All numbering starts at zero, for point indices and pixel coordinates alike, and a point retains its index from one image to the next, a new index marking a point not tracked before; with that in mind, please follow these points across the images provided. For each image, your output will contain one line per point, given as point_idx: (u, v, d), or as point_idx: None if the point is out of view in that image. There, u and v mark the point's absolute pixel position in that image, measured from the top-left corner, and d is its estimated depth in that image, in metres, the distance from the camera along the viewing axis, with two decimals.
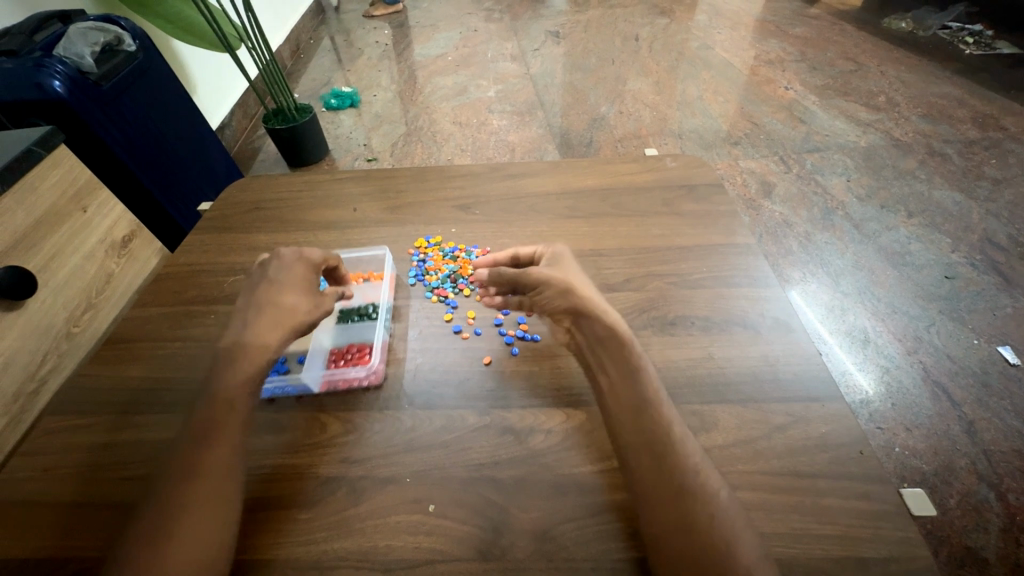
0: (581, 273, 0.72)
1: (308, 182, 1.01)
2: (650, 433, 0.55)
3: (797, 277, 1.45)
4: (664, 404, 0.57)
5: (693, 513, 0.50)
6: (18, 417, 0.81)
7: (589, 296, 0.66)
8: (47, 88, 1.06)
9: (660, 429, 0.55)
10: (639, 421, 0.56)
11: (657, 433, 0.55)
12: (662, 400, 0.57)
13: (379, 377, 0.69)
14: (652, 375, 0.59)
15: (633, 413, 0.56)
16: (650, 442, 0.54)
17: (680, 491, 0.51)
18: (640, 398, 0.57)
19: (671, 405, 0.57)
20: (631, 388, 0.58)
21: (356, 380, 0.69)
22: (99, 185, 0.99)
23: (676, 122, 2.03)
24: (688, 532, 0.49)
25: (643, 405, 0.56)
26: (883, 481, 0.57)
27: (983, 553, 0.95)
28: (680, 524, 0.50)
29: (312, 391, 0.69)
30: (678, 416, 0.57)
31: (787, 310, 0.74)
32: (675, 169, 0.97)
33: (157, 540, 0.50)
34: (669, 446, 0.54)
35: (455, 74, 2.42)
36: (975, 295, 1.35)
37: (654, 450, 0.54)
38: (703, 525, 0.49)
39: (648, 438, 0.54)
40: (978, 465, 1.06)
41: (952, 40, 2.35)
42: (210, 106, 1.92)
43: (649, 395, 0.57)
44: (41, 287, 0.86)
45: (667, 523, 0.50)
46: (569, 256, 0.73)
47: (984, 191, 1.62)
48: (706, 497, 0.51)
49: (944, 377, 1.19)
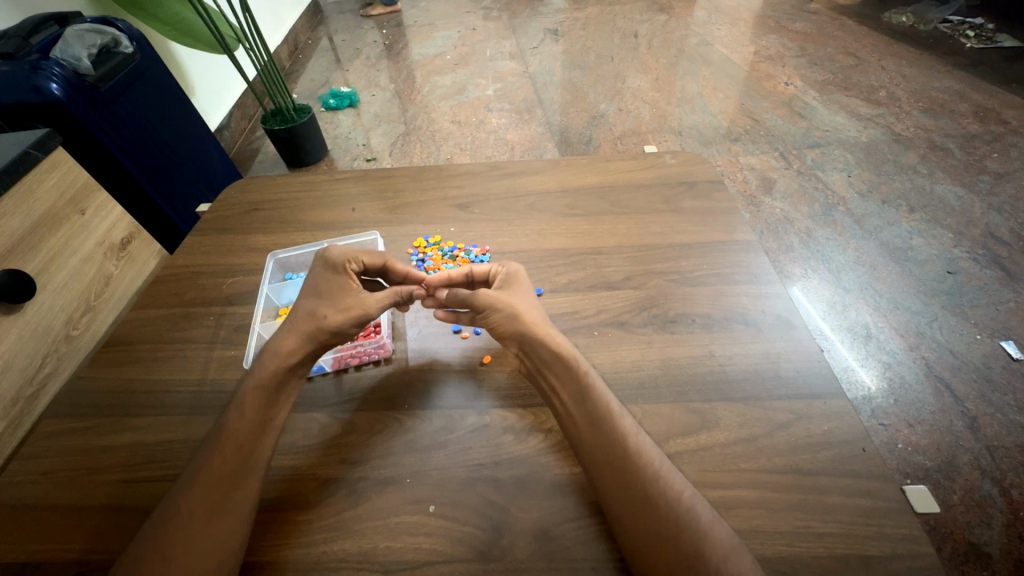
0: (531, 294, 0.71)
1: (306, 183, 1.01)
2: (611, 440, 0.55)
3: (798, 274, 1.44)
4: (619, 413, 0.57)
5: (661, 516, 0.50)
6: (17, 420, 0.81)
7: (537, 318, 0.66)
8: (44, 91, 1.05)
9: (619, 436, 0.55)
10: (597, 431, 0.56)
11: (615, 439, 0.55)
12: (618, 409, 0.58)
13: (388, 349, 0.72)
14: (604, 389, 0.59)
15: (590, 426, 0.56)
16: (610, 450, 0.54)
17: (646, 495, 0.51)
18: (596, 410, 0.57)
19: (624, 414, 0.57)
20: (586, 403, 0.58)
21: (366, 353, 0.71)
22: (97, 187, 0.98)
23: (676, 119, 2.03)
24: (660, 537, 0.49)
25: (597, 415, 0.57)
26: (886, 478, 0.56)
27: (987, 549, 0.95)
28: (651, 531, 0.50)
29: (323, 370, 0.70)
30: (635, 423, 0.57)
31: (787, 306, 0.73)
32: (675, 165, 0.97)
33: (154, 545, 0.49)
34: (630, 450, 0.54)
35: (454, 73, 2.41)
36: (977, 290, 1.34)
37: (616, 459, 0.54)
38: (673, 529, 0.49)
39: (614, 446, 0.55)
40: (982, 461, 1.05)
41: (952, 33, 2.34)
42: (209, 108, 1.92)
43: (604, 405, 0.57)
44: (40, 290, 0.86)
45: (638, 530, 0.50)
46: (521, 274, 0.72)
47: (986, 185, 1.61)
48: (675, 498, 0.51)
49: (947, 373, 1.19)
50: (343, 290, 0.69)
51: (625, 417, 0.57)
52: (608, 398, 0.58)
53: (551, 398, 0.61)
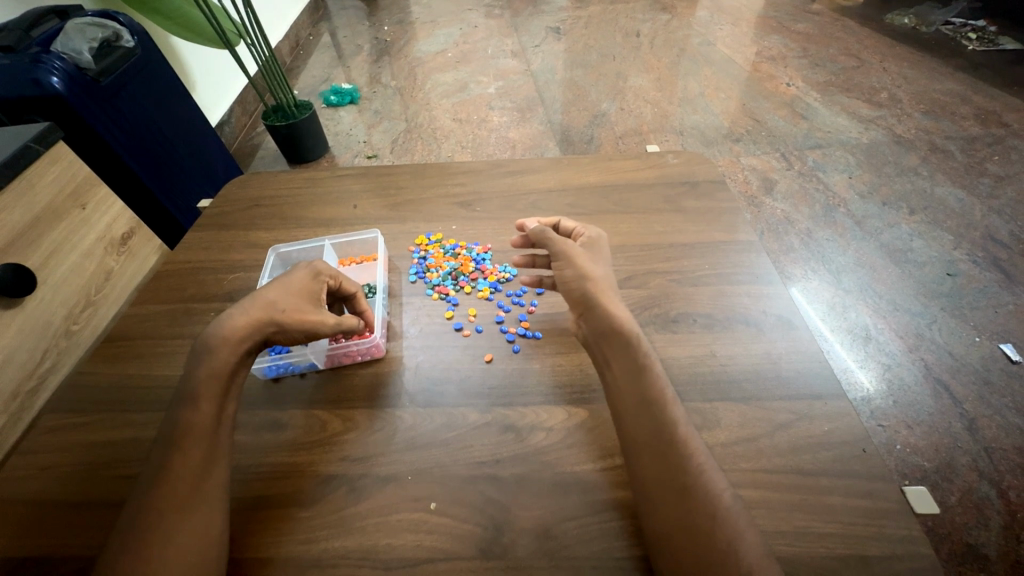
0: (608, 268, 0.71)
1: (307, 179, 1.01)
2: (653, 431, 0.55)
3: (798, 274, 1.44)
4: (672, 401, 0.57)
5: (687, 515, 0.50)
6: (16, 415, 0.81)
7: (609, 288, 0.66)
8: (45, 84, 1.05)
9: (665, 425, 0.55)
10: (641, 419, 0.56)
11: (659, 431, 0.54)
12: (671, 396, 0.57)
13: (381, 349, 0.71)
14: (658, 371, 0.59)
15: (637, 409, 0.56)
16: (652, 440, 0.54)
17: (675, 492, 0.51)
18: (647, 394, 0.57)
19: (676, 402, 0.57)
20: (638, 383, 0.58)
21: (359, 353, 0.70)
22: (97, 182, 0.98)
23: (678, 119, 2.02)
24: (693, 529, 0.49)
25: (646, 400, 0.56)
26: (886, 479, 0.57)
27: (984, 550, 0.95)
28: (684, 522, 0.50)
29: (316, 368, 0.70)
30: (685, 414, 0.56)
31: (788, 307, 0.73)
32: (677, 165, 0.97)
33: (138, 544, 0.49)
34: (670, 443, 0.54)
35: (455, 70, 2.41)
36: (977, 292, 1.35)
37: (655, 449, 0.54)
38: (699, 527, 0.49)
39: (658, 435, 0.54)
40: (979, 462, 1.05)
41: (954, 35, 2.34)
42: (210, 103, 1.91)
43: (658, 389, 0.57)
44: (40, 285, 0.86)
45: (665, 525, 0.50)
46: (605, 251, 0.72)
47: (986, 188, 1.62)
48: (703, 496, 0.51)
49: (946, 374, 1.19)
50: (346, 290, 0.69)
51: (677, 405, 0.57)
52: (663, 385, 0.58)
53: (602, 370, 0.61)
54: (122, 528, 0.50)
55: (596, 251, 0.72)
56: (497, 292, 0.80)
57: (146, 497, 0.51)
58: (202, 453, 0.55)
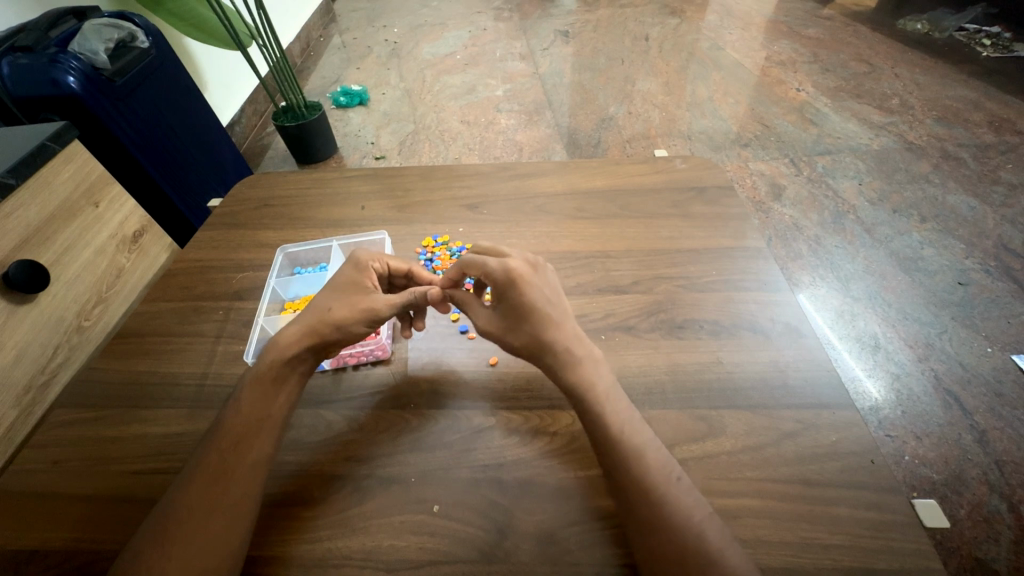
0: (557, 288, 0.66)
1: (317, 180, 1.01)
2: (617, 459, 0.54)
3: (806, 281, 1.43)
4: (633, 429, 0.56)
5: (662, 539, 0.50)
6: (28, 410, 0.82)
7: (558, 327, 0.62)
8: (62, 83, 1.07)
9: (629, 455, 0.54)
10: (603, 449, 0.55)
11: (623, 459, 0.54)
12: (631, 424, 0.56)
13: (387, 352, 0.72)
14: None
15: (600, 441, 0.56)
16: (620, 468, 0.53)
17: (654, 516, 0.51)
18: (604, 428, 0.56)
19: (642, 431, 0.56)
20: (595, 417, 0.57)
21: (366, 353, 0.71)
22: (111, 181, 1.00)
23: (686, 123, 2.02)
24: (662, 556, 0.49)
25: (602, 434, 0.56)
26: (895, 491, 0.56)
27: (994, 564, 0.94)
28: (655, 550, 0.49)
29: (321, 367, 0.71)
30: (650, 437, 0.56)
31: (797, 315, 0.73)
32: (685, 170, 0.97)
33: (159, 537, 0.50)
34: (637, 473, 0.53)
35: (464, 73, 2.42)
36: (989, 302, 1.33)
37: (625, 476, 0.53)
38: (682, 545, 0.49)
39: (620, 464, 0.54)
40: (990, 475, 1.04)
41: (968, 42, 2.32)
42: (221, 103, 1.93)
43: (613, 423, 0.56)
44: (54, 281, 0.87)
45: (652, 548, 0.50)
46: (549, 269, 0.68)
47: (1000, 196, 1.60)
48: (681, 519, 0.50)
49: (956, 385, 1.17)
50: (344, 275, 0.68)
51: (642, 431, 0.56)
52: (622, 414, 0.57)
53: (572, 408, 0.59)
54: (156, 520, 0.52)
55: (539, 273, 0.66)
56: None
57: (179, 491, 0.53)
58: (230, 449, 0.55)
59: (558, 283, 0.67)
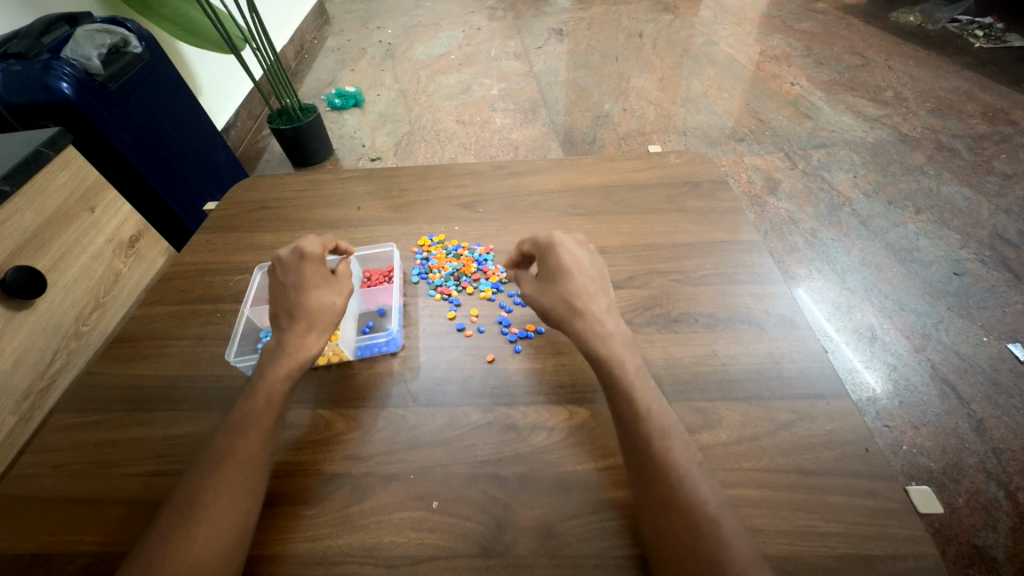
0: (596, 266, 0.68)
1: (312, 181, 1.02)
2: (641, 439, 0.54)
3: (802, 275, 1.43)
4: (658, 408, 0.57)
5: (678, 520, 0.50)
6: (26, 416, 0.82)
7: (590, 300, 0.64)
8: (55, 90, 1.07)
9: (654, 435, 0.54)
10: (628, 428, 0.56)
11: (651, 439, 0.54)
12: (658, 404, 0.57)
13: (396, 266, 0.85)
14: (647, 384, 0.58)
15: (623, 420, 0.56)
16: (643, 448, 0.54)
17: (673, 497, 0.51)
18: (632, 405, 0.56)
19: (668, 412, 0.57)
20: (621, 394, 0.57)
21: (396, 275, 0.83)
22: (106, 186, 1.00)
23: (681, 119, 2.02)
24: (675, 537, 0.49)
25: (629, 412, 0.56)
26: (890, 479, 0.56)
27: (992, 552, 0.94)
28: (668, 532, 0.50)
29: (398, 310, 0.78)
30: (675, 419, 0.56)
31: (791, 306, 0.73)
32: (678, 165, 0.97)
33: (168, 532, 0.51)
34: (659, 452, 0.53)
35: (459, 72, 2.42)
36: (985, 292, 1.34)
37: (647, 456, 0.54)
38: (698, 527, 0.49)
39: (644, 443, 0.54)
40: (987, 463, 1.05)
41: (961, 33, 2.33)
42: (215, 107, 1.93)
43: (643, 401, 0.57)
44: (51, 287, 0.87)
45: (667, 529, 0.50)
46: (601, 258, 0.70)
47: (994, 186, 1.60)
48: (699, 502, 0.51)
49: (952, 375, 1.18)
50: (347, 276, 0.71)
51: (667, 411, 0.57)
52: (648, 393, 0.57)
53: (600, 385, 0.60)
54: (141, 543, 0.51)
55: (580, 253, 0.68)
56: (499, 293, 0.80)
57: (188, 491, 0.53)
58: (218, 448, 0.56)
59: (604, 269, 0.69)
